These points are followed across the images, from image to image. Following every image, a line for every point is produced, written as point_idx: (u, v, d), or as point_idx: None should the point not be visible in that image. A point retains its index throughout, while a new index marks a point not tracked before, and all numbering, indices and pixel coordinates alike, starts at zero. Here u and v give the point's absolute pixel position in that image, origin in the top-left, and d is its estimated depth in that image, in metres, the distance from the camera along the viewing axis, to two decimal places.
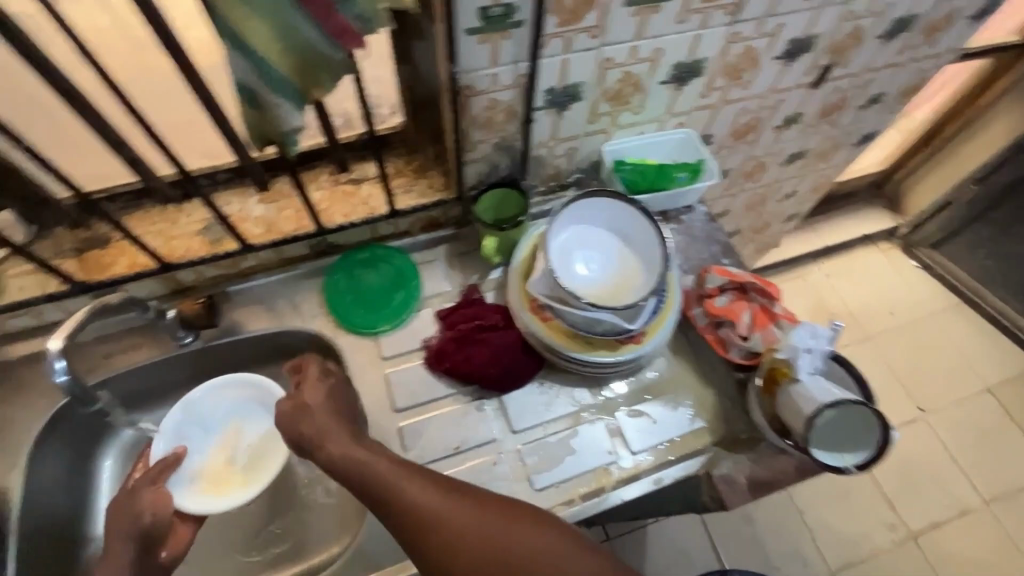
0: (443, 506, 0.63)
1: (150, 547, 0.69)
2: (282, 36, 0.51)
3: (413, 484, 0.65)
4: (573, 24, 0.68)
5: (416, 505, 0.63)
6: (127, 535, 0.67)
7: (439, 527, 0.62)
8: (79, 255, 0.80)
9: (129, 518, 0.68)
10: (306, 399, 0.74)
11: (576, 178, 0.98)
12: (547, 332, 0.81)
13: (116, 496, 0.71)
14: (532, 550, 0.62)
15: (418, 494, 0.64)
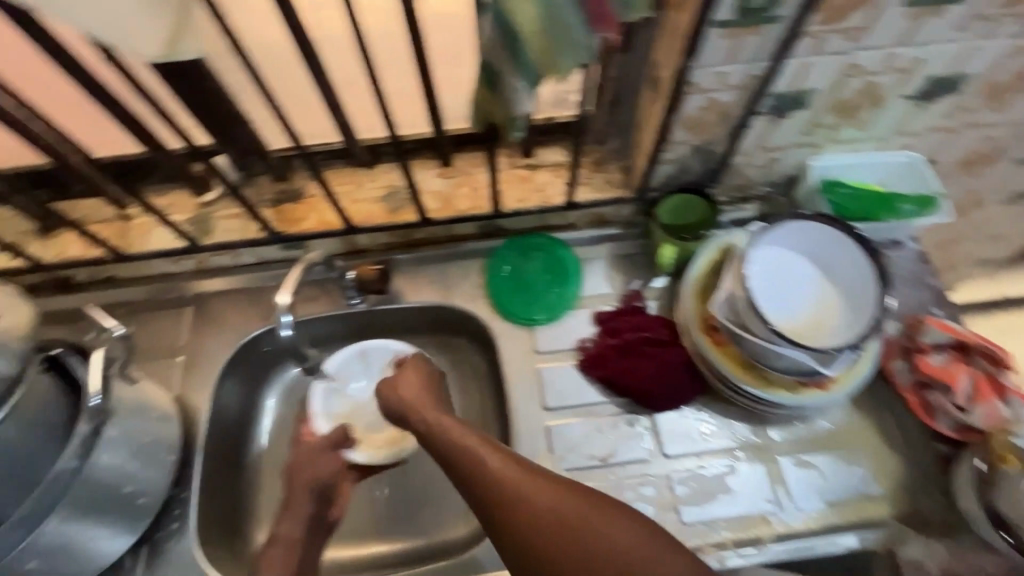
0: (519, 483, 0.58)
1: (325, 503, 0.75)
2: (546, 17, 0.48)
3: (498, 459, 0.61)
4: (835, 23, 0.60)
5: (498, 477, 0.59)
6: (305, 491, 0.74)
7: (519, 505, 0.57)
8: (276, 205, 0.86)
9: (309, 476, 0.75)
10: (409, 384, 0.76)
11: (763, 193, 0.88)
12: (720, 357, 0.76)
13: (296, 454, 0.78)
14: (616, 544, 0.54)
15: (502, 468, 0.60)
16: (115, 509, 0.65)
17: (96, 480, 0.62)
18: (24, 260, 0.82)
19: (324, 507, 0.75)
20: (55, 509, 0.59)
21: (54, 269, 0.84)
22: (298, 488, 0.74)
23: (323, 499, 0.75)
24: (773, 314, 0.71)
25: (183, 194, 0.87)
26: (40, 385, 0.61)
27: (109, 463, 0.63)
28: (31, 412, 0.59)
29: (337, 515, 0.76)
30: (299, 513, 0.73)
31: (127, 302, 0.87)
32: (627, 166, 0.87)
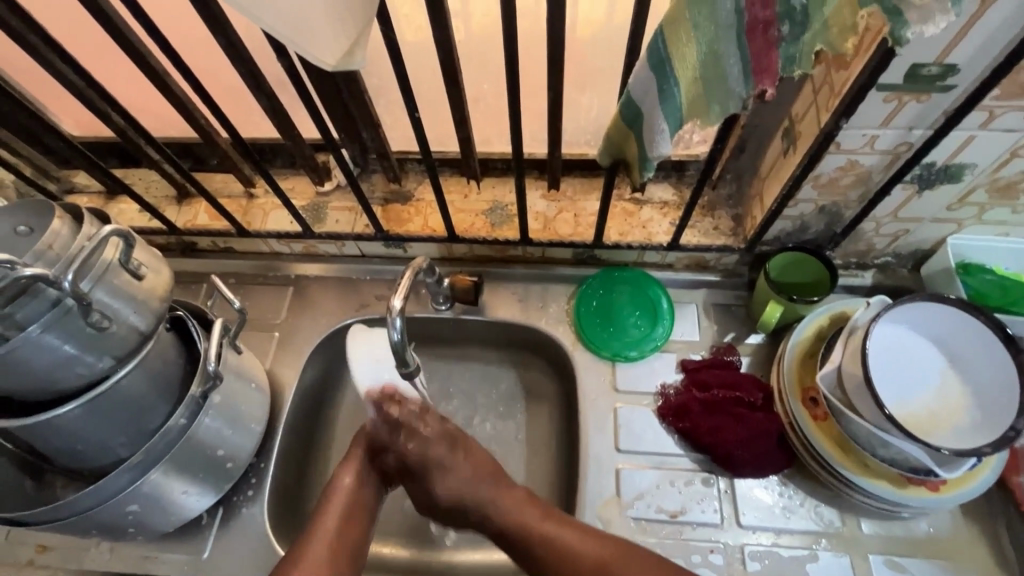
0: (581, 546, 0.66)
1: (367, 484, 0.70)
2: (705, 65, 0.46)
3: (569, 532, 0.67)
4: (1016, 100, 0.55)
5: (554, 539, 0.66)
6: None
7: (578, 562, 0.65)
8: (384, 204, 0.89)
9: None
10: None
11: (883, 262, 0.82)
12: (815, 431, 0.71)
13: None
14: None
15: (573, 540, 0.66)
16: (206, 470, 0.71)
17: (196, 440, 0.68)
18: (159, 222, 0.90)
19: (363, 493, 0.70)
20: (159, 461, 0.66)
21: (184, 234, 0.91)
22: None
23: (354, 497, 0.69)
24: (886, 399, 0.66)
25: (304, 181, 0.92)
26: (164, 344, 0.66)
27: (209, 426, 0.69)
28: (153, 366, 0.64)
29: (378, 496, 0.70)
30: None
31: (239, 274, 0.94)
32: (739, 215, 0.83)
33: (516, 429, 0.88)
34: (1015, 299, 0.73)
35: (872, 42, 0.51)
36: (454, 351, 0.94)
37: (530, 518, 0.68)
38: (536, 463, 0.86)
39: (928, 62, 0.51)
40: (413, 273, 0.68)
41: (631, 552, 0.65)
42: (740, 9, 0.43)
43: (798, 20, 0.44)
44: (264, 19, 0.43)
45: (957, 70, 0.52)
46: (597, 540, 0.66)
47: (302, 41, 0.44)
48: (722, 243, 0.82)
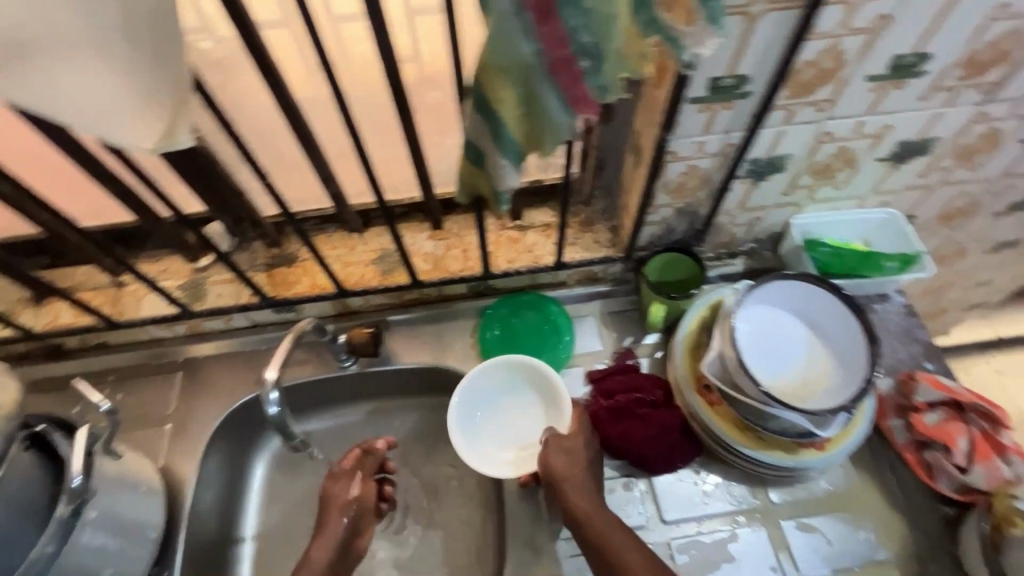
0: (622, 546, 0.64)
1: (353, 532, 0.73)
2: (525, 102, 0.50)
3: (623, 540, 0.65)
4: (804, 97, 0.62)
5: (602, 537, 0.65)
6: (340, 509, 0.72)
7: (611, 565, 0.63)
8: (268, 270, 0.87)
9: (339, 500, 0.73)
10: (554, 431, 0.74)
11: (749, 248, 0.90)
12: (712, 418, 0.75)
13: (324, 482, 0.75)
14: None
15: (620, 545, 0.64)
16: None
17: (76, 566, 0.61)
18: (13, 330, 0.82)
19: (352, 538, 0.72)
20: None
21: (45, 338, 0.84)
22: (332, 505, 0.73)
23: (356, 528, 0.72)
24: (762, 374, 0.72)
25: (178, 260, 0.88)
26: (20, 466, 0.60)
27: (88, 546, 0.62)
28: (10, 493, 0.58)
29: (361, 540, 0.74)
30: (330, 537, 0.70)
31: (118, 369, 0.87)
32: (615, 226, 0.89)
33: (446, 472, 0.88)
34: (854, 265, 0.80)
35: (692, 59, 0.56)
36: (372, 404, 0.93)
37: (575, 498, 0.68)
38: (469, 502, 0.86)
39: (722, 74, 0.58)
40: (293, 337, 0.67)
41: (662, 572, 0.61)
42: (539, 51, 0.46)
43: (592, 57, 0.47)
44: (63, 114, 0.40)
45: (749, 78, 0.59)
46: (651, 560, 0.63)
47: (112, 130, 0.42)
48: (603, 255, 0.87)
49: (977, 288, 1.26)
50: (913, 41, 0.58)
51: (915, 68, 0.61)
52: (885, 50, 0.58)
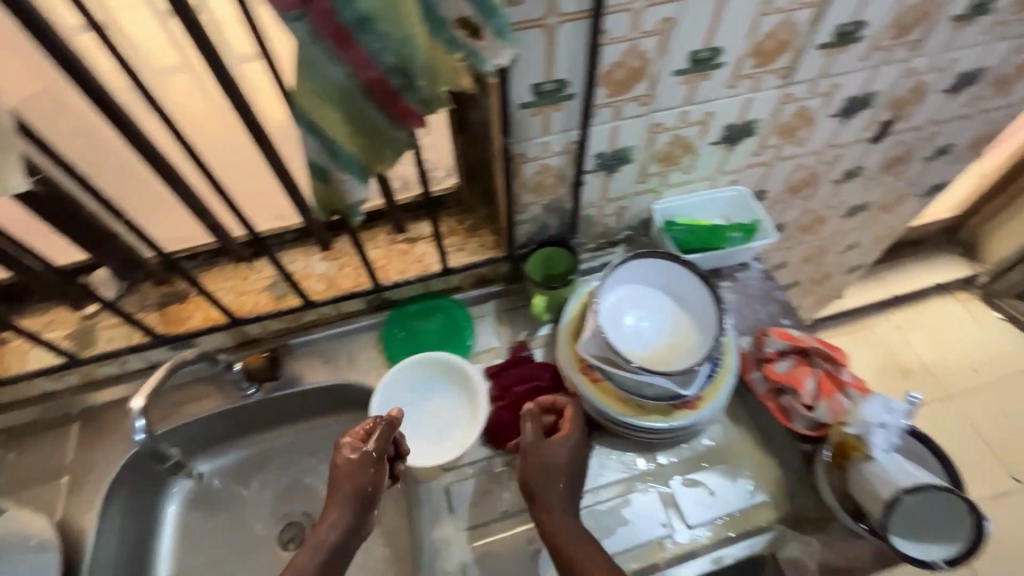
0: (595, 561, 0.64)
1: (366, 509, 0.70)
2: (352, 120, 0.54)
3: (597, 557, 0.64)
4: (623, 94, 0.70)
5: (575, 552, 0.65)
6: (349, 495, 0.69)
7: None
8: (160, 309, 0.88)
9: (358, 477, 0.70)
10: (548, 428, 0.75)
11: (625, 236, 0.98)
12: (597, 394, 0.81)
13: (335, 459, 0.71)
14: None
15: (593, 561, 0.64)
16: None
17: None
18: None
19: (363, 516, 0.69)
20: None
21: None
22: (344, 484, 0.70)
23: (365, 510, 0.69)
24: (631, 347, 0.78)
25: (64, 310, 0.87)
26: None
27: None
28: None
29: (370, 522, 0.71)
30: (341, 518, 0.68)
31: (9, 427, 0.85)
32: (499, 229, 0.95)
33: None
34: (707, 239, 0.88)
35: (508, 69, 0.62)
36: (288, 429, 0.94)
37: (546, 513, 0.69)
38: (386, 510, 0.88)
39: (541, 81, 0.64)
40: (168, 365, 0.73)
41: None
42: (349, 75, 0.51)
43: (402, 76, 0.53)
44: None
45: (567, 82, 0.65)
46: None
47: None
48: (489, 257, 0.93)
49: (852, 250, 1.41)
50: (702, 38, 0.66)
51: (713, 60, 0.70)
52: (680, 47, 0.66)
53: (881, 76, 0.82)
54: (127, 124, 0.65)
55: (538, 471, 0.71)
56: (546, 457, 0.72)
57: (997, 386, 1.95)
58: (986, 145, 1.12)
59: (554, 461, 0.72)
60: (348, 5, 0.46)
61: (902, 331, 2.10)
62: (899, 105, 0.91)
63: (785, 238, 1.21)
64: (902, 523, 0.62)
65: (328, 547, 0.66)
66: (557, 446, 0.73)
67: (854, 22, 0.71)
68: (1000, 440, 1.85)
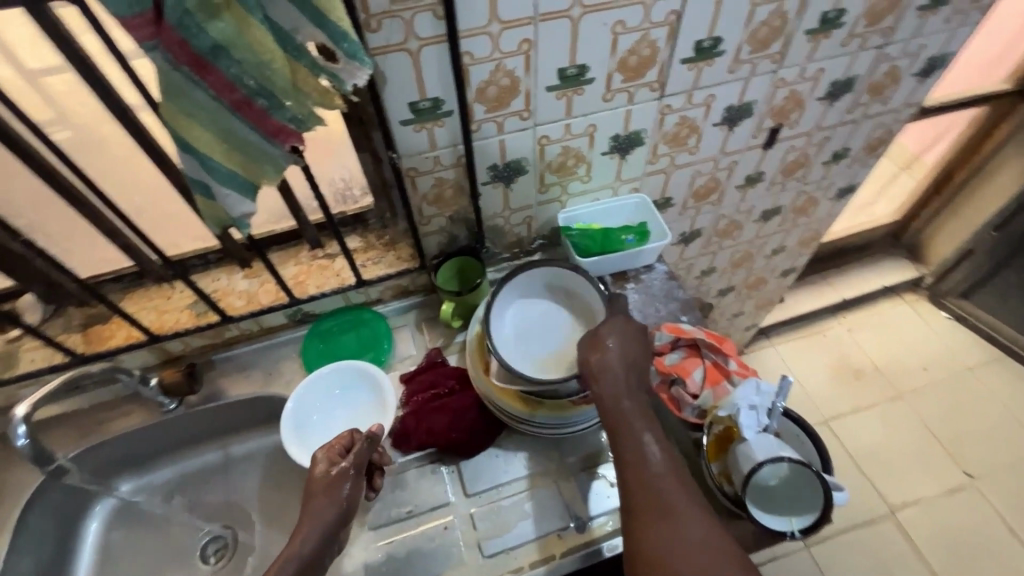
0: (665, 480, 0.62)
1: (342, 522, 0.67)
2: (223, 138, 0.59)
3: (670, 478, 0.62)
4: (501, 109, 0.76)
5: (648, 470, 0.63)
6: (323, 505, 0.67)
7: (648, 496, 0.61)
8: (83, 330, 0.91)
9: (333, 489, 0.68)
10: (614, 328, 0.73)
11: (538, 245, 1.03)
12: (499, 394, 0.83)
13: (321, 457, 0.71)
14: (680, 543, 0.57)
15: (666, 481, 0.62)
16: None
17: None
18: None
19: (340, 531, 0.67)
20: None
21: None
22: (318, 494, 0.68)
23: (344, 520, 0.67)
24: (524, 359, 0.81)
25: None
26: None
27: None
28: None
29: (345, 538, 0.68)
30: (317, 526, 0.65)
31: None
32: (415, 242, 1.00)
33: (284, 494, 0.93)
34: (605, 243, 0.92)
35: (381, 90, 0.68)
36: (214, 444, 0.97)
37: (628, 426, 0.66)
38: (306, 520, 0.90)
39: (416, 99, 0.70)
40: (64, 379, 0.73)
41: (701, 513, 0.59)
42: (214, 96, 0.56)
43: (266, 97, 0.58)
44: None
45: (442, 99, 0.71)
46: (694, 498, 0.61)
47: None
48: (404, 268, 0.97)
49: (780, 253, 1.46)
50: (566, 57, 0.72)
51: (582, 76, 0.76)
52: (546, 64, 0.72)
53: (754, 87, 0.89)
54: (30, 151, 0.69)
55: (593, 373, 0.70)
56: (586, 358, 0.71)
57: (946, 383, 1.99)
58: (884, 148, 1.19)
59: (602, 363, 0.70)
60: (199, 35, 0.51)
61: (854, 334, 2.14)
62: (781, 113, 0.97)
63: (706, 243, 1.27)
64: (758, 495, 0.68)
65: (303, 558, 0.63)
66: (611, 349, 0.71)
67: (710, 38, 0.78)
68: (952, 436, 1.87)
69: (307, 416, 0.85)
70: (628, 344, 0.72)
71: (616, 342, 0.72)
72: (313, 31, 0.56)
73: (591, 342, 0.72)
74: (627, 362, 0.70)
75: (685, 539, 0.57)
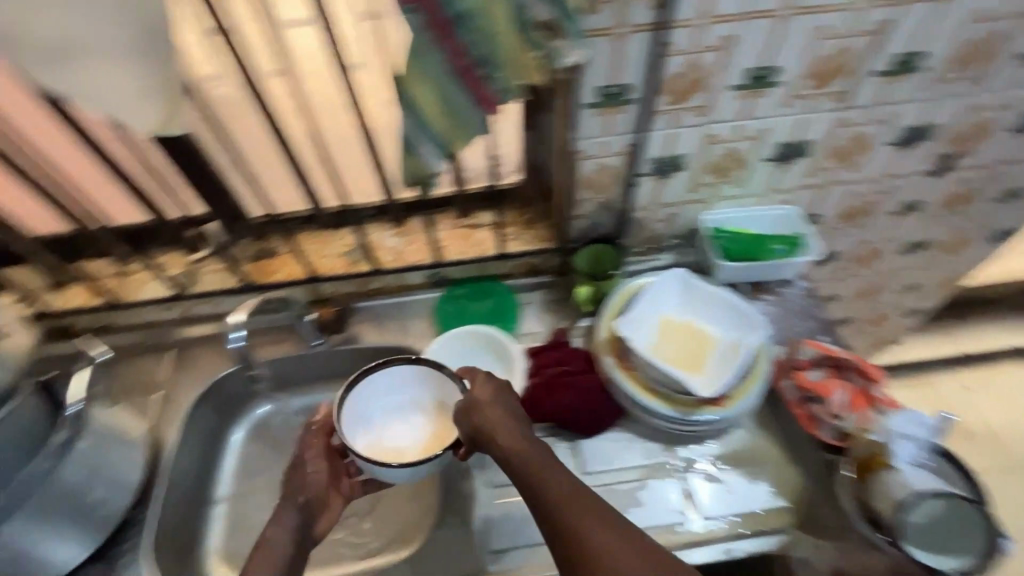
0: (603, 535, 0.59)
1: (312, 513, 0.75)
2: (440, 100, 0.64)
3: (605, 533, 0.59)
4: (681, 103, 0.77)
5: (582, 531, 0.59)
6: (295, 500, 0.74)
7: (589, 561, 0.57)
8: (253, 262, 1.01)
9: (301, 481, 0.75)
10: (477, 395, 0.70)
11: (673, 244, 1.03)
12: (627, 380, 0.85)
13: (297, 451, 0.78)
14: None
15: (602, 536, 0.59)
16: (82, 519, 0.74)
17: (64, 489, 0.71)
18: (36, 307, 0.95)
19: (309, 520, 0.74)
20: (20, 514, 0.68)
21: (60, 316, 0.97)
22: (291, 489, 0.74)
23: (310, 513, 0.74)
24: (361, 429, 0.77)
25: (177, 254, 1.00)
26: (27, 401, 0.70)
27: (76, 477, 0.72)
28: (18, 425, 0.69)
29: (320, 530, 0.76)
30: (288, 517, 0.72)
31: (117, 347, 1.00)
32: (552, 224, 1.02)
33: None
34: (751, 250, 0.92)
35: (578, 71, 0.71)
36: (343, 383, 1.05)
37: (551, 487, 0.62)
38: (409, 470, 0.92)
39: (608, 83, 0.73)
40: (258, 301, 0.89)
41: (645, 560, 0.57)
42: (445, 61, 0.61)
43: (488, 65, 0.62)
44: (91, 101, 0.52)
45: (631, 87, 0.74)
46: (633, 545, 0.58)
47: (124, 113, 0.54)
48: (542, 247, 1.00)
49: (912, 292, 1.37)
50: (760, 57, 0.73)
51: (769, 78, 0.76)
52: (739, 62, 0.73)
53: (941, 109, 0.85)
54: None
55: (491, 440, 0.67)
56: (476, 425, 0.68)
57: None
58: None
59: (494, 424, 0.67)
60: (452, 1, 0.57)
61: (969, 393, 1.96)
62: (961, 141, 0.92)
63: (838, 269, 1.21)
64: (918, 533, 0.66)
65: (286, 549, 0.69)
66: (491, 412, 0.68)
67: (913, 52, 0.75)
68: None
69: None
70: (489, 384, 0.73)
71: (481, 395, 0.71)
72: (544, 8, 0.60)
73: (468, 407, 0.70)
74: (499, 412, 0.69)
75: (613, 561, 0.57)
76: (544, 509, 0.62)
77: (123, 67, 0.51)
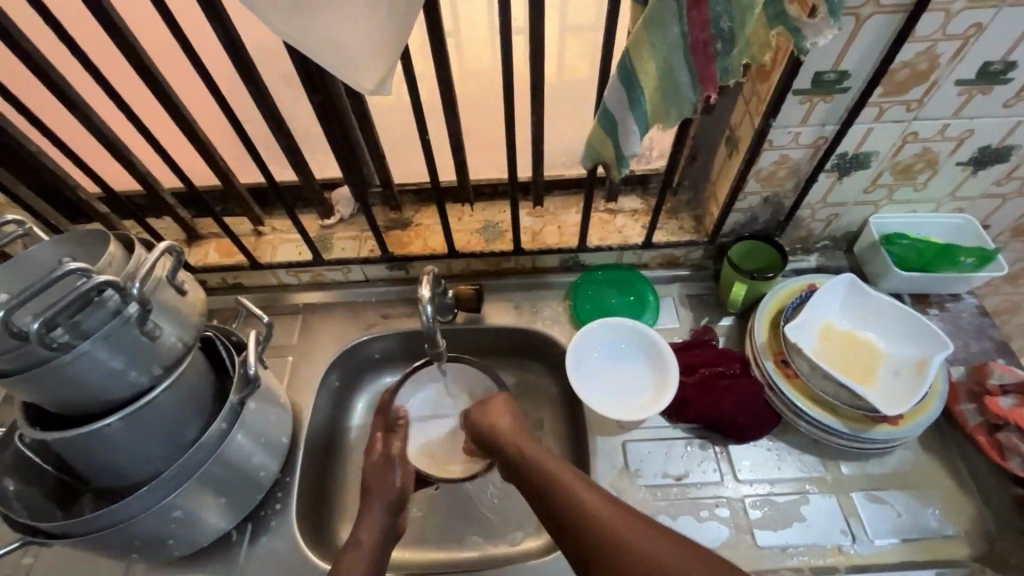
0: (611, 515, 0.61)
1: (396, 511, 0.76)
2: (660, 77, 0.58)
3: (610, 511, 0.62)
4: (896, 95, 0.71)
5: (590, 513, 0.62)
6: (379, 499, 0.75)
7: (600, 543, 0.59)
8: (385, 231, 0.98)
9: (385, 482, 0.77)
10: (498, 421, 0.80)
11: (823, 246, 0.97)
12: (791, 389, 0.80)
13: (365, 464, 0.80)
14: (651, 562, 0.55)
15: (607, 514, 0.61)
16: (235, 483, 0.73)
17: (223, 454, 0.69)
18: None
19: (395, 519, 0.75)
20: (188, 478, 0.67)
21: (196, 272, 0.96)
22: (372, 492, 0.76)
23: (397, 507, 0.76)
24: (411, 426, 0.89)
25: (312, 216, 1.00)
26: (196, 359, 0.69)
27: (239, 442, 0.71)
28: (186, 384, 0.67)
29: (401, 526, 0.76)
30: (373, 519, 0.73)
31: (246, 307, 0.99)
32: (698, 215, 0.97)
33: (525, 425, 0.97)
34: (933, 259, 0.86)
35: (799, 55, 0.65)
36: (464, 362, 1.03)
37: (561, 481, 0.67)
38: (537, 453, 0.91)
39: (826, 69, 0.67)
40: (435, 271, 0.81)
41: (656, 531, 0.58)
42: (684, 33, 0.54)
43: None
44: (322, 54, 0.47)
45: (849, 74, 0.68)
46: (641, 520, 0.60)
47: (348, 68, 0.49)
48: (688, 239, 0.95)
49: None
50: (1002, 49, 0.66)
51: (1002, 74, 0.69)
52: (975, 55, 0.66)
53: None
54: None
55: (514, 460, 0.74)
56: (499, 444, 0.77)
57: None
58: None
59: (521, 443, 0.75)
60: None
61: None
62: None
63: None
64: None
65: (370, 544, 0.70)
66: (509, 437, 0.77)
67: None
68: None
69: (587, 366, 0.87)
70: (509, 411, 0.81)
71: (500, 418, 0.80)
72: None
73: (492, 431, 0.79)
74: (515, 432, 0.78)
75: (625, 538, 0.58)
76: (556, 502, 0.65)
77: (365, 18, 0.46)
